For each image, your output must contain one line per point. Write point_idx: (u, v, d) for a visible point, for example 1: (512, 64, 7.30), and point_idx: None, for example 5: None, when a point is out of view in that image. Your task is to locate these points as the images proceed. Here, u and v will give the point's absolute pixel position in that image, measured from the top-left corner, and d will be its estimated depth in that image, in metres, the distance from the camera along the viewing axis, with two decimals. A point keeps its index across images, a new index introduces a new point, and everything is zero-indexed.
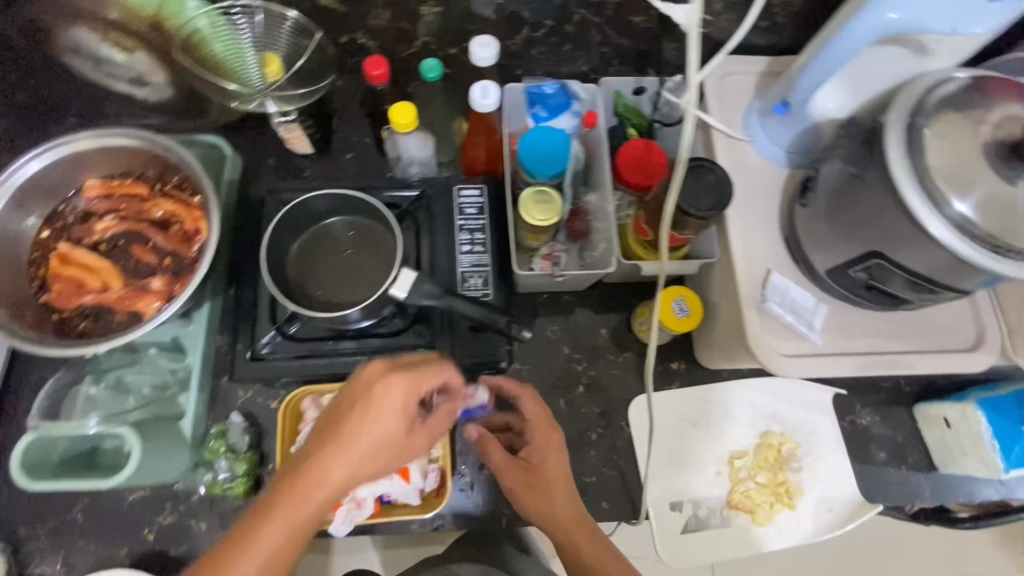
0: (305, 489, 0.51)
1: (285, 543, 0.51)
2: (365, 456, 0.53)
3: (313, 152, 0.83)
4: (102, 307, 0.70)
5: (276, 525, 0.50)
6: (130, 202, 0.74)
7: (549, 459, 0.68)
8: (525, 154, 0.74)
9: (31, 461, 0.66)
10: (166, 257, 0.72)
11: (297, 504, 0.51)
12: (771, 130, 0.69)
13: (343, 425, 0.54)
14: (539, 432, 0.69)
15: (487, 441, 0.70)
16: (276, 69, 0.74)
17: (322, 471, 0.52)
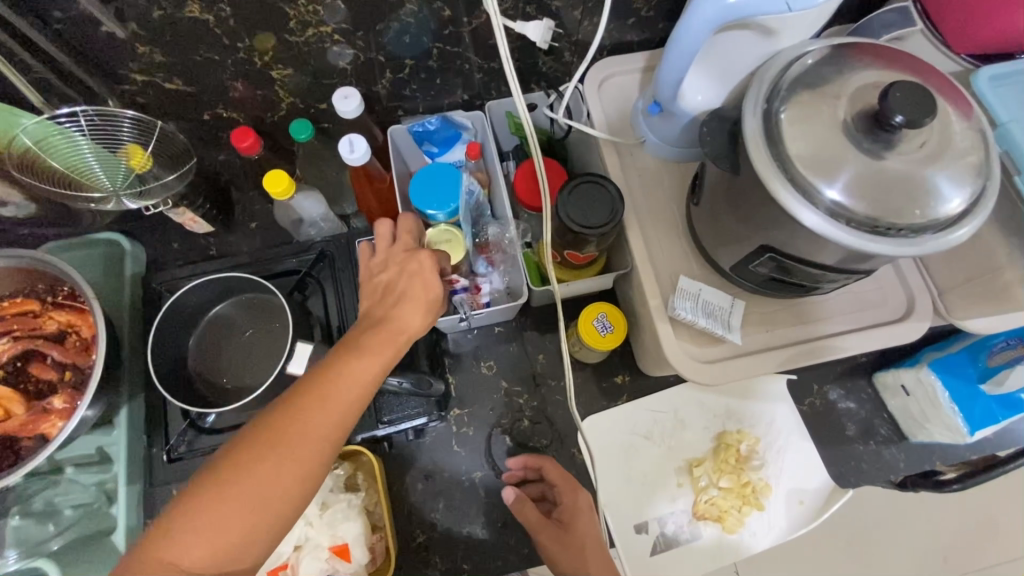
0: (382, 339, 0.52)
1: (369, 382, 0.50)
2: (424, 308, 0.55)
3: (215, 228, 0.80)
4: (6, 436, 0.67)
5: (366, 362, 0.50)
6: (22, 320, 0.71)
7: (577, 522, 0.65)
8: (418, 195, 0.69)
9: None
10: (66, 371, 0.70)
11: (383, 350, 0.52)
12: (656, 129, 0.65)
13: (403, 284, 0.56)
14: (566, 491, 0.67)
15: (517, 503, 0.68)
16: (142, 161, 0.66)
17: (394, 321, 0.54)
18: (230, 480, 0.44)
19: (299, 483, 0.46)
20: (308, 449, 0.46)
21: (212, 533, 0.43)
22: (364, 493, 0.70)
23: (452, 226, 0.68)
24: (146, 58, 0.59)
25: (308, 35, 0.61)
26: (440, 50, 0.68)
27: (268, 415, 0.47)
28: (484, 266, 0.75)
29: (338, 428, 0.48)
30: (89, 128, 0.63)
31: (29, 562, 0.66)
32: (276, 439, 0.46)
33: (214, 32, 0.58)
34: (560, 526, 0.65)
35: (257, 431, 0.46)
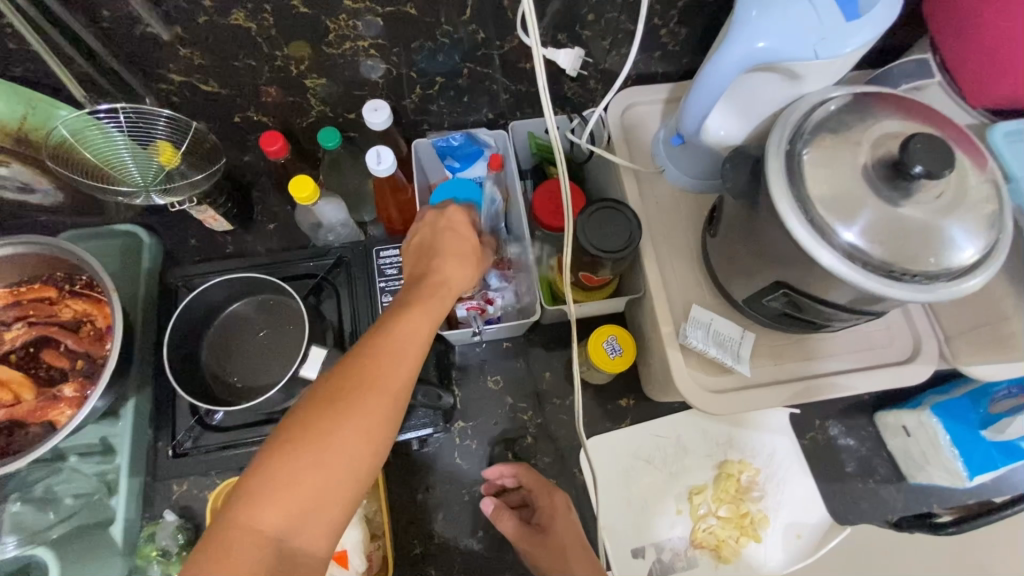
0: (433, 294, 0.54)
1: (423, 332, 0.51)
2: (463, 261, 0.58)
3: (234, 227, 0.81)
4: (13, 421, 0.68)
5: (422, 315, 0.52)
6: (38, 306, 0.72)
7: (556, 526, 0.67)
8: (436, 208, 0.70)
9: None
10: (79, 358, 0.71)
11: (434, 302, 0.53)
12: (677, 159, 0.67)
13: (444, 242, 0.59)
14: (541, 493, 0.70)
15: (495, 511, 0.69)
16: (170, 156, 0.67)
17: (441, 277, 0.56)
18: (302, 438, 0.44)
19: (372, 437, 0.46)
20: (373, 398, 0.46)
21: (293, 494, 0.43)
22: (366, 500, 0.71)
23: None
24: (185, 60, 0.61)
25: (344, 48, 0.63)
26: (470, 69, 0.70)
27: (328, 376, 0.48)
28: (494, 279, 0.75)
29: (402, 375, 0.48)
30: (124, 122, 0.64)
31: (27, 550, 0.66)
32: (348, 394, 0.46)
33: (254, 39, 0.59)
34: (542, 532, 0.66)
35: (324, 389, 0.47)
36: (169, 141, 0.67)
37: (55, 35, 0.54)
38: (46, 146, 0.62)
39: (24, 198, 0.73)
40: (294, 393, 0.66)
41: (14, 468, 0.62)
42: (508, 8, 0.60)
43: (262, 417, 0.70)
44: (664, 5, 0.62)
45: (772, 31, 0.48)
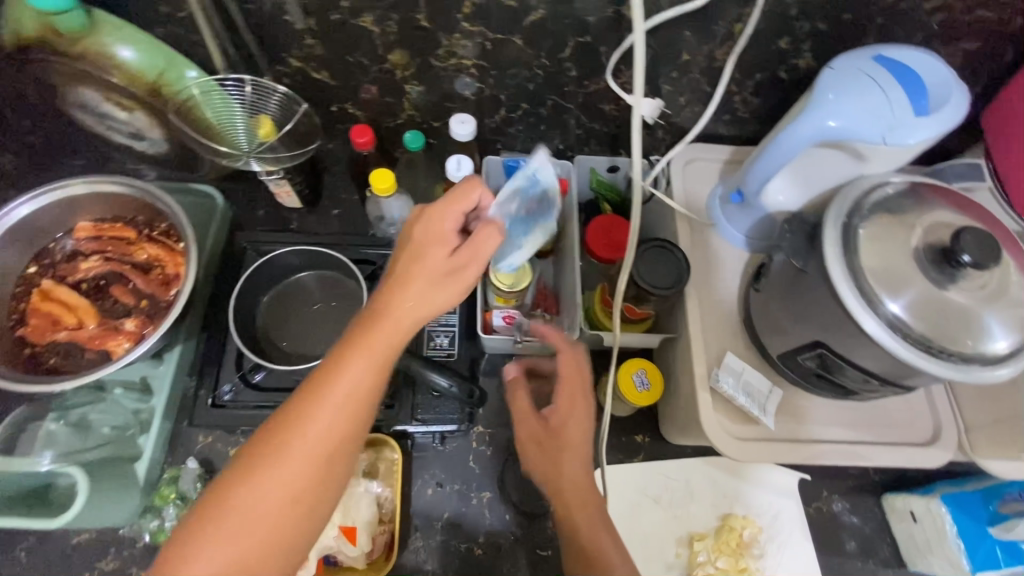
0: (382, 335, 0.50)
1: (359, 387, 0.49)
2: (423, 291, 0.51)
3: (303, 206, 0.86)
4: (75, 344, 0.72)
5: (356, 369, 0.49)
6: (116, 244, 0.77)
7: (567, 430, 0.63)
8: None
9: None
10: (145, 298, 0.75)
11: (373, 349, 0.50)
12: (732, 217, 0.72)
13: (406, 267, 0.52)
14: (563, 388, 0.64)
15: (513, 387, 0.67)
16: (269, 131, 0.72)
17: (393, 314, 0.51)
18: (220, 508, 0.46)
19: (293, 501, 0.47)
20: (293, 465, 0.47)
21: (212, 555, 0.44)
22: (381, 485, 0.73)
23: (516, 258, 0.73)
24: (307, 49, 0.67)
25: (449, 63, 0.69)
26: (554, 101, 0.76)
27: (255, 437, 0.48)
28: (511, 265, 0.70)
29: (329, 438, 0.48)
30: (247, 97, 0.71)
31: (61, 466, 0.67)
32: (271, 452, 0.47)
33: (374, 41, 0.66)
34: (551, 432, 0.64)
35: (248, 453, 0.47)
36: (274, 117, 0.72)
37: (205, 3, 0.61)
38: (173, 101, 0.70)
39: (130, 145, 0.79)
40: None
41: (70, 386, 0.66)
42: (604, 53, 0.67)
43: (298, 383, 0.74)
44: (742, 75, 0.68)
45: (844, 112, 0.53)
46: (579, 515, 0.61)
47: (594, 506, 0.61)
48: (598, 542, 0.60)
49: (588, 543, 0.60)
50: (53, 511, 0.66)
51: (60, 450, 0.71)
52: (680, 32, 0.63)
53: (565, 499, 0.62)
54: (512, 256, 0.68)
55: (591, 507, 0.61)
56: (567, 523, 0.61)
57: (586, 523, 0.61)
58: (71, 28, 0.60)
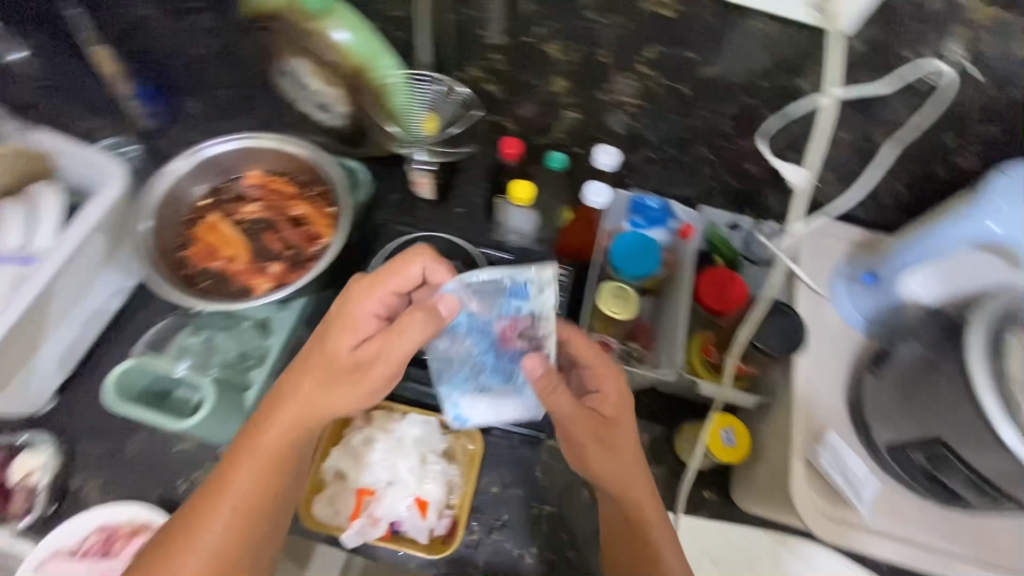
0: (277, 426, 0.58)
1: (248, 487, 0.57)
2: (320, 391, 0.58)
3: (433, 199, 0.92)
4: (226, 274, 0.81)
5: (244, 472, 0.57)
6: (277, 197, 0.87)
7: (620, 425, 0.64)
8: (616, 252, 0.82)
9: (122, 382, 0.73)
10: (290, 248, 0.84)
11: (259, 452, 0.58)
12: (857, 298, 0.71)
13: (315, 359, 0.59)
14: (607, 382, 0.65)
15: (549, 392, 0.62)
16: (434, 126, 0.80)
17: (282, 418, 0.58)
18: None
19: None
20: (187, 566, 0.55)
21: None
22: (455, 470, 0.76)
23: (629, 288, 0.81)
24: (491, 62, 0.75)
25: (613, 97, 0.74)
26: (699, 151, 0.79)
27: (158, 539, 0.57)
28: (457, 389, 0.67)
29: (225, 535, 0.56)
30: (432, 99, 0.80)
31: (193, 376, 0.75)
32: (177, 546, 0.55)
33: (552, 65, 0.72)
34: (606, 431, 0.63)
35: (149, 556, 0.56)
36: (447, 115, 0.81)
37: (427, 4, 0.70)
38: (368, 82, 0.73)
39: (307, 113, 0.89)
40: None
41: (219, 310, 0.74)
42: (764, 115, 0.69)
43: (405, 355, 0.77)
44: (900, 162, 0.69)
45: (1010, 220, 0.56)
46: (643, 513, 0.63)
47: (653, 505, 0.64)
48: (661, 542, 0.63)
49: (653, 541, 0.63)
50: (173, 412, 0.76)
51: (190, 362, 0.79)
52: (849, 110, 0.65)
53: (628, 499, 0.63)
54: (460, 376, 0.67)
55: (650, 506, 0.64)
56: (633, 521, 0.63)
57: (653, 522, 0.63)
58: (312, 10, 0.68)
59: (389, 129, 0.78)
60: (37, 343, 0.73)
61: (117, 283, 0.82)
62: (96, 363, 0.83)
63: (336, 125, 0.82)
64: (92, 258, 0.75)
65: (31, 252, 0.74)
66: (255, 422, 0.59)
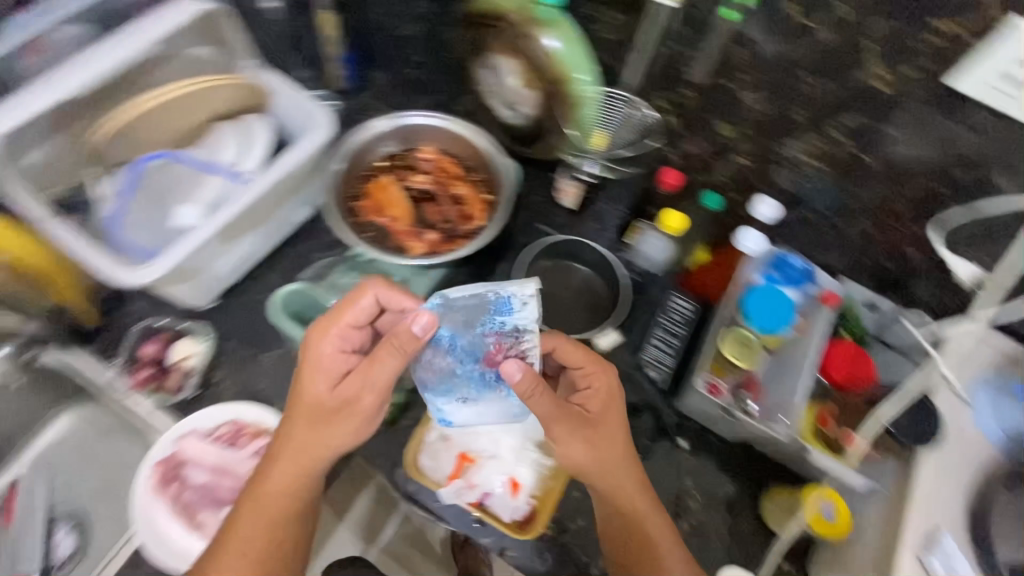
0: (277, 473, 0.63)
1: (260, 529, 0.62)
2: (315, 433, 0.63)
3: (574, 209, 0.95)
4: (387, 232, 0.90)
5: (252, 517, 0.62)
6: (445, 175, 0.95)
7: (605, 416, 0.67)
8: (748, 303, 0.83)
9: (286, 301, 0.83)
10: (446, 222, 0.92)
11: (266, 497, 0.63)
12: (1003, 411, 0.68)
13: (298, 407, 0.63)
14: (597, 378, 0.67)
15: (530, 396, 0.61)
16: (603, 140, 0.88)
17: (282, 465, 0.63)
18: None
19: None
20: None
21: None
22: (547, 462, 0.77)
23: (755, 340, 0.83)
24: (678, 96, 0.80)
25: (793, 152, 0.76)
26: (863, 224, 0.79)
27: None
28: (442, 409, 0.68)
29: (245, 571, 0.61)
30: (615, 123, 0.86)
31: None
32: None
33: (742, 111, 0.75)
34: (595, 431, 0.66)
35: None
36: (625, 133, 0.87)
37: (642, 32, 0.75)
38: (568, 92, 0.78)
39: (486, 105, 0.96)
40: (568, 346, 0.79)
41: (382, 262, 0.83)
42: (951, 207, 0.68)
43: None
44: None
45: None
46: (639, 514, 0.67)
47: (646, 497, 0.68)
48: (657, 536, 0.67)
49: (648, 539, 0.67)
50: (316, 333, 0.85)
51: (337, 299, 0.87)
52: None
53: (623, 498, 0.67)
54: (445, 397, 0.67)
55: (644, 503, 0.67)
56: (632, 520, 0.67)
57: (648, 517, 0.67)
58: (542, 17, 0.76)
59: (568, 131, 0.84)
60: (225, 248, 0.83)
61: (293, 214, 0.93)
62: (254, 279, 0.93)
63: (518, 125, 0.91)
64: (285, 186, 0.85)
65: (238, 171, 0.83)
66: (255, 473, 0.65)
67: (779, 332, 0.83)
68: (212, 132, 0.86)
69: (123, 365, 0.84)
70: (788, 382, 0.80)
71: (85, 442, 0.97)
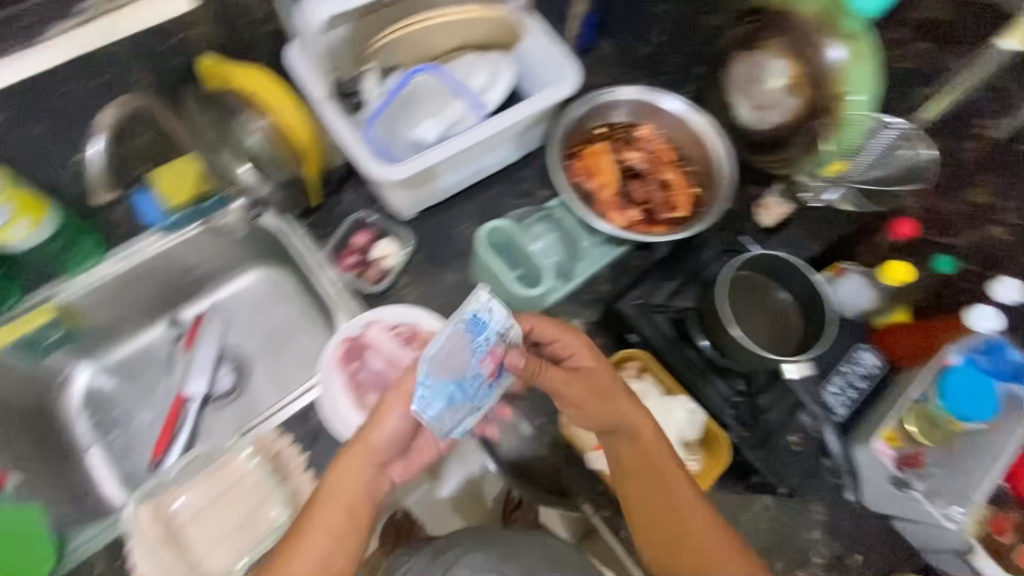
0: (336, 476, 0.61)
1: (328, 530, 0.59)
2: (373, 441, 0.62)
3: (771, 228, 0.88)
4: (593, 195, 0.89)
5: (323, 519, 0.59)
6: (658, 157, 0.93)
7: (597, 371, 0.68)
8: (944, 382, 0.75)
9: (490, 231, 0.86)
10: (649, 203, 0.91)
11: (329, 505, 0.60)
12: None
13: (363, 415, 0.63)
14: (571, 340, 0.69)
15: (538, 373, 0.66)
16: (840, 167, 0.83)
17: (345, 468, 0.61)
18: None
19: None
20: None
21: None
22: (694, 457, 0.78)
23: (942, 420, 0.77)
24: (960, 149, 0.77)
25: None
26: None
27: None
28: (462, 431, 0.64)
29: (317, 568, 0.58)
30: (877, 153, 0.81)
31: (536, 255, 0.87)
32: None
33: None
34: (593, 382, 0.68)
35: None
36: (889, 169, 0.81)
37: (955, 76, 0.73)
38: (837, 109, 0.78)
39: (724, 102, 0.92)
40: (754, 357, 0.76)
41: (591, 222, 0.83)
42: None
43: (701, 347, 0.83)
44: None
45: None
46: (655, 462, 0.67)
47: (655, 437, 0.68)
48: (676, 483, 0.66)
49: (667, 486, 0.66)
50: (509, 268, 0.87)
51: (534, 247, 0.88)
52: None
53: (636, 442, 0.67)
54: (466, 424, 0.64)
55: (658, 448, 0.67)
56: (647, 465, 0.67)
57: (661, 459, 0.67)
58: (843, 28, 0.75)
59: (818, 148, 0.83)
60: (449, 169, 0.88)
61: (503, 154, 0.96)
62: (451, 206, 0.99)
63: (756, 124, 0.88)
64: (518, 127, 0.89)
65: (481, 103, 0.87)
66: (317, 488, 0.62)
67: (970, 421, 0.74)
68: (461, 57, 0.89)
69: (331, 249, 0.93)
70: (967, 475, 0.72)
71: (263, 301, 1.08)
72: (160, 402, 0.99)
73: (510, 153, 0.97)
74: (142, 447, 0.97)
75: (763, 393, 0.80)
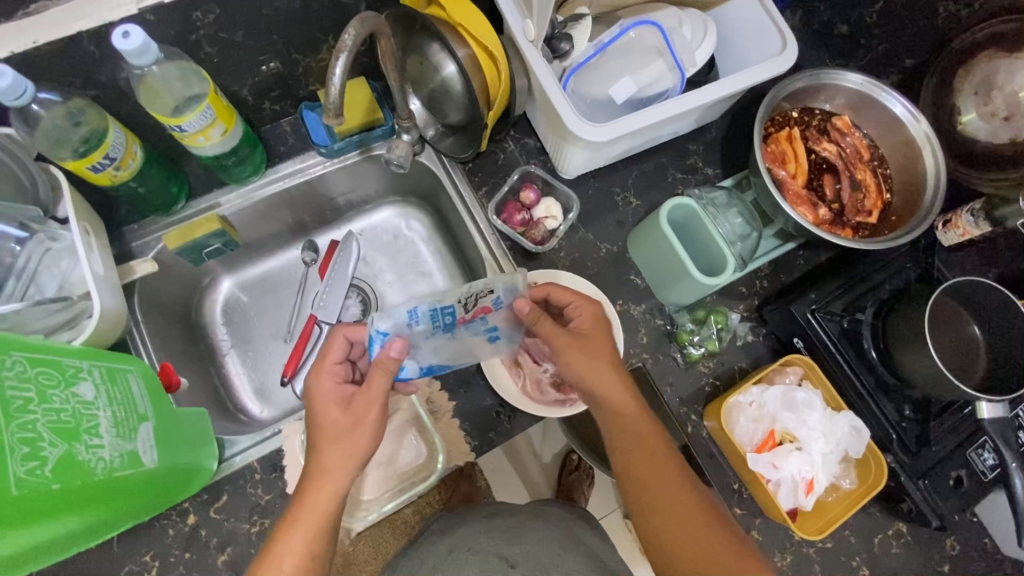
0: (315, 481, 0.59)
1: (311, 530, 0.57)
2: (340, 452, 0.60)
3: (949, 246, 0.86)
4: (783, 185, 0.84)
5: (296, 528, 0.57)
6: (855, 154, 0.86)
7: (594, 330, 0.70)
8: None
9: (675, 204, 0.81)
10: (836, 203, 0.85)
11: (303, 510, 0.58)
12: None
13: (319, 426, 0.62)
14: (582, 305, 0.71)
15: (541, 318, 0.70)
16: None
17: (320, 472, 0.59)
18: None
19: None
20: None
21: None
22: (848, 479, 0.77)
23: None
24: None
25: None
26: None
27: None
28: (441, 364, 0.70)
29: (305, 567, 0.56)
30: None
31: (718, 241, 0.80)
32: None
33: None
34: (589, 334, 0.69)
35: None
36: None
37: None
38: None
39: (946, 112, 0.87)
40: (947, 389, 0.72)
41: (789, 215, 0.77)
42: None
43: (874, 365, 0.79)
44: None
45: None
46: (645, 442, 0.65)
47: (651, 425, 0.66)
48: (678, 480, 0.64)
49: (666, 477, 0.63)
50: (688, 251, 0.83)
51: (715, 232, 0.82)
52: None
53: (623, 413, 0.66)
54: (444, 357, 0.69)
55: (655, 434, 0.66)
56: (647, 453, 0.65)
57: (660, 448, 0.65)
58: None
59: None
60: (637, 136, 0.83)
61: (684, 125, 0.90)
62: (615, 170, 0.93)
63: (977, 137, 0.85)
64: (714, 102, 0.82)
65: (685, 67, 0.80)
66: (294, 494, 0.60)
67: None
68: (667, 8, 0.81)
69: (496, 202, 0.90)
70: None
71: (399, 237, 1.06)
72: (293, 323, 0.98)
73: (690, 125, 0.90)
74: (275, 364, 0.97)
75: (936, 423, 0.77)
